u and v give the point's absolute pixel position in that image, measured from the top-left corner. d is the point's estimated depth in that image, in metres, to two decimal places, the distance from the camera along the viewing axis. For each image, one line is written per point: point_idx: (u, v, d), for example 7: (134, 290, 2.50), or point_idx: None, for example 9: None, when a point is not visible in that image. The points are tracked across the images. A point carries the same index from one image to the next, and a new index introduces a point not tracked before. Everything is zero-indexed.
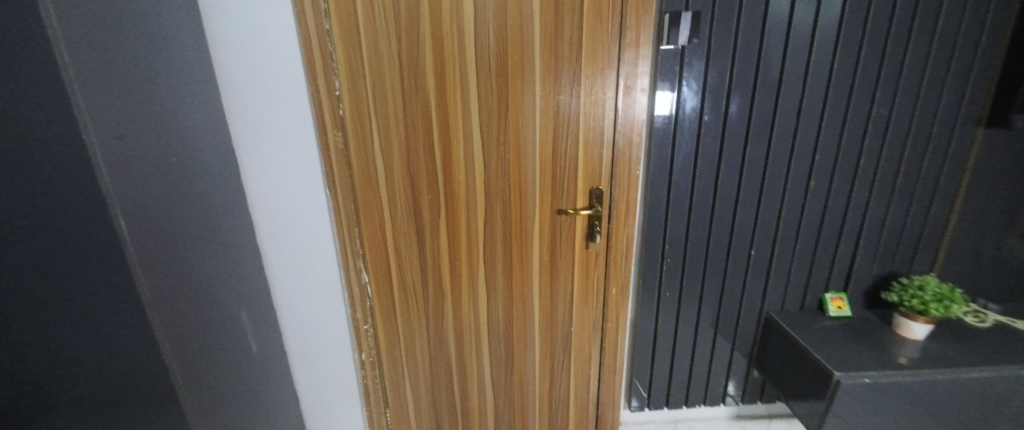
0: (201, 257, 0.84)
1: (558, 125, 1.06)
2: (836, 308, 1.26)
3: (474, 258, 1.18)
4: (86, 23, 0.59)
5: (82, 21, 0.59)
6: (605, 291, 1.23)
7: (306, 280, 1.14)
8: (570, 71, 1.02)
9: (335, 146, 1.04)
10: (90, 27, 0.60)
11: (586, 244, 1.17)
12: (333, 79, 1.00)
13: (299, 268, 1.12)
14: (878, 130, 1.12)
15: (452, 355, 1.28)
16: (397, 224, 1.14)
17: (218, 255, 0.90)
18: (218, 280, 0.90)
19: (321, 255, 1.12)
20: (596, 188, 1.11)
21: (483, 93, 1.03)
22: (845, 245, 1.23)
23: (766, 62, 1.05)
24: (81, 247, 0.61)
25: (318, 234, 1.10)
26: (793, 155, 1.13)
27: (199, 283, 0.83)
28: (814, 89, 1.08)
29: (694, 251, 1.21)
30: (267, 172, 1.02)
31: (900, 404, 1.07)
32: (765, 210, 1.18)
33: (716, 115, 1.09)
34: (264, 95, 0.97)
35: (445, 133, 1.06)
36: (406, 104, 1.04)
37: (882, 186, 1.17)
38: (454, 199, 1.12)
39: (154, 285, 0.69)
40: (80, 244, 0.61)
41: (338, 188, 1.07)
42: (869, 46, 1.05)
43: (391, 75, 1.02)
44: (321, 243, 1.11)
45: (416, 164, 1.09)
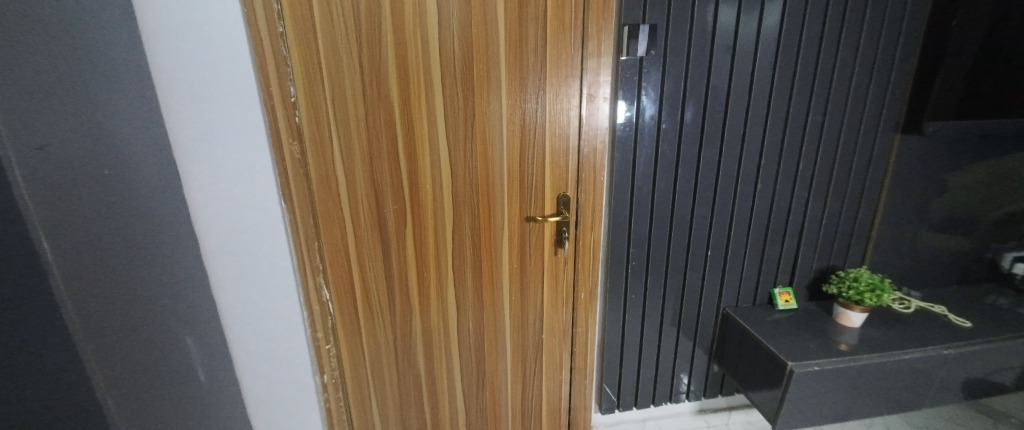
0: (129, 277, 0.77)
1: (525, 132, 1.07)
2: (784, 301, 1.36)
3: (442, 267, 1.15)
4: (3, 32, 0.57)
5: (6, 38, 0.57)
6: (574, 296, 1.24)
7: (257, 303, 1.04)
8: (535, 79, 1.04)
9: (292, 155, 0.99)
10: (9, 35, 0.58)
11: (555, 249, 1.18)
12: (289, 85, 0.95)
13: (249, 290, 1.03)
14: (813, 136, 1.22)
15: (421, 370, 1.24)
16: (360, 236, 1.09)
17: (156, 271, 0.84)
18: (155, 301, 0.83)
19: (275, 276, 1.03)
20: (563, 194, 1.13)
21: (448, 99, 1.02)
22: (790, 242, 1.33)
23: (717, 72, 1.12)
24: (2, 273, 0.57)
25: (271, 255, 1.01)
26: (742, 159, 1.21)
27: (125, 303, 0.75)
28: (758, 98, 1.16)
29: (656, 253, 1.26)
30: (206, 183, 0.93)
31: (844, 387, 1.16)
32: (719, 212, 1.25)
33: (673, 122, 1.14)
34: (206, 102, 0.87)
35: (411, 141, 1.04)
36: (368, 112, 1.01)
37: (819, 187, 1.28)
38: (421, 208, 1.09)
39: (80, 299, 0.65)
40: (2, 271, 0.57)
41: (296, 199, 1.02)
42: (804, 59, 1.15)
43: (351, 81, 0.98)
44: (275, 264, 1.02)
45: (380, 173, 1.05)
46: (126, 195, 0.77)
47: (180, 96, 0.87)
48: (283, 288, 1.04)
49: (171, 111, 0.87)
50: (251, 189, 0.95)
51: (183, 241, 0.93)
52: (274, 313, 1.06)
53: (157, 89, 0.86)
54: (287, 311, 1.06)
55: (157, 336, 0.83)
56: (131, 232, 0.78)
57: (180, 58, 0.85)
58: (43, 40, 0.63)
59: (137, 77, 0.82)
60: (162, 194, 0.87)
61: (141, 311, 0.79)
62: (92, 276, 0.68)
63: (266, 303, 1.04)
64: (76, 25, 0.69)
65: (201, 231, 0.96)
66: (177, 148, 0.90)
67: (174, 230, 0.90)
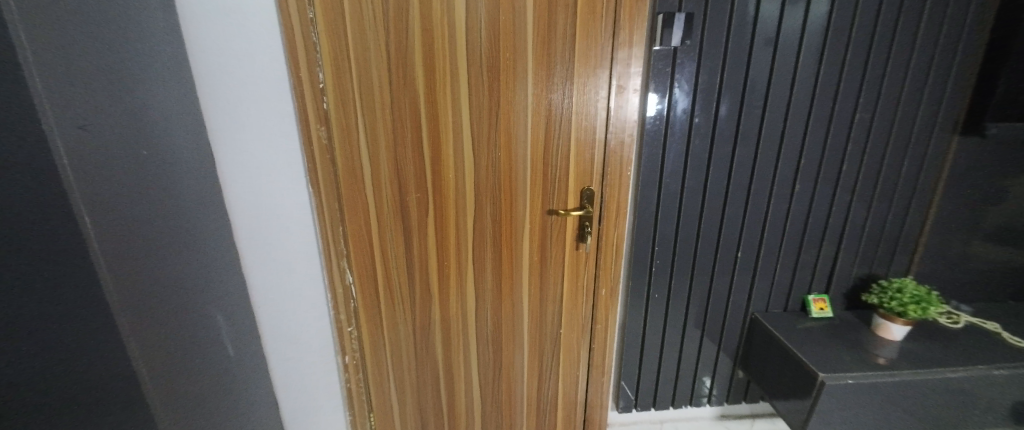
0: (161, 254, 0.80)
1: (550, 123, 1.05)
2: (819, 309, 1.28)
3: (462, 257, 1.15)
4: (56, 18, 0.60)
5: (52, 21, 0.59)
6: (594, 292, 1.21)
7: (284, 278, 1.10)
8: (563, 69, 1.01)
9: (319, 140, 1.00)
10: (60, 22, 0.61)
11: (576, 243, 1.15)
12: (317, 71, 0.96)
13: (277, 265, 1.08)
14: (860, 134, 1.14)
15: (439, 356, 1.25)
16: (383, 222, 1.10)
17: (188, 249, 0.88)
18: (187, 278, 0.87)
19: (299, 253, 1.08)
20: (587, 188, 1.10)
21: (474, 88, 1.01)
22: (827, 247, 1.25)
23: (756, 65, 1.06)
24: (53, 253, 0.61)
25: (296, 232, 1.06)
26: (780, 157, 1.14)
27: (155, 277, 0.78)
28: (801, 92, 1.09)
29: (682, 252, 1.22)
30: (236, 161, 0.98)
31: (880, 403, 1.09)
32: (751, 213, 1.19)
33: (707, 117, 1.09)
34: (240, 84, 0.92)
35: (435, 130, 1.04)
36: (394, 99, 1.01)
37: (863, 189, 1.19)
38: (443, 197, 1.09)
39: (118, 274, 0.68)
40: (53, 251, 0.61)
41: (321, 182, 1.04)
42: (854, 52, 1.07)
43: (378, 67, 0.98)
44: (301, 241, 1.07)
45: (404, 160, 1.06)
46: (163, 177, 0.81)
47: (216, 85, 0.91)
48: (307, 264, 1.10)
49: (207, 92, 0.92)
50: (281, 175, 1.01)
51: (214, 219, 0.96)
52: (300, 285, 1.12)
53: (196, 79, 0.91)
54: (311, 285, 1.12)
55: (186, 310, 0.86)
56: (164, 211, 0.81)
57: (218, 49, 0.89)
58: (89, 29, 0.66)
59: (173, 59, 0.85)
60: (196, 173, 0.91)
61: (173, 287, 0.83)
62: (128, 249, 0.71)
63: (293, 278, 1.11)
64: (120, 10, 0.72)
65: (234, 209, 1.01)
66: (213, 134, 0.95)
67: (204, 208, 0.93)
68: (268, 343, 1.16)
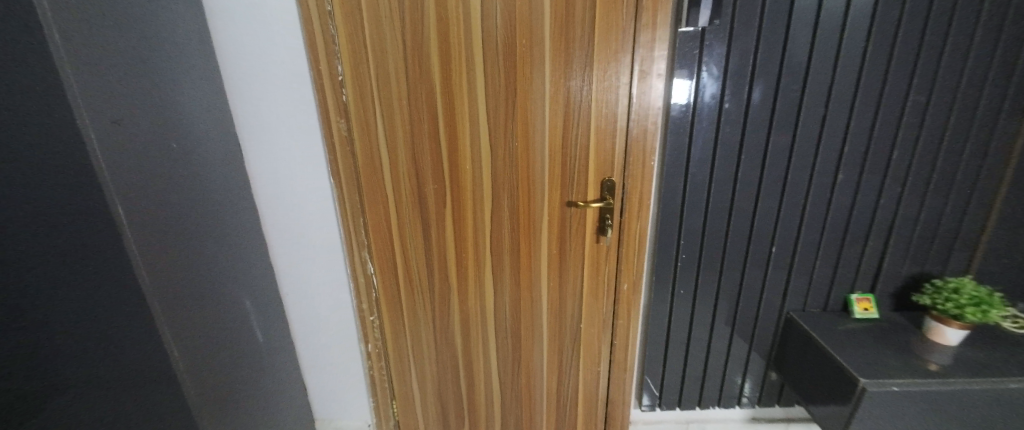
0: (193, 242, 0.84)
1: (568, 111, 1.01)
2: (863, 310, 1.18)
3: (480, 250, 1.14)
4: (91, 22, 0.64)
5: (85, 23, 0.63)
6: (616, 286, 1.17)
7: (309, 264, 1.15)
8: (582, 55, 0.97)
9: (340, 132, 1.02)
10: (95, 25, 0.64)
11: (597, 237, 1.12)
12: (336, 63, 0.97)
13: (303, 251, 1.13)
14: (914, 119, 1.03)
15: (458, 347, 1.25)
16: (402, 213, 1.11)
17: (217, 238, 0.92)
18: (216, 265, 0.91)
19: (323, 240, 1.13)
20: (607, 179, 1.06)
21: (491, 78, 0.99)
22: (874, 243, 1.15)
23: (795, 44, 0.97)
24: (95, 242, 0.66)
25: (320, 220, 1.10)
26: (820, 145, 1.05)
27: (186, 264, 0.81)
28: (845, 73, 1.00)
29: (710, 246, 1.15)
30: (264, 152, 1.03)
31: (930, 413, 1.00)
32: (787, 205, 1.11)
33: (738, 103, 1.01)
34: (267, 79, 0.98)
35: (452, 120, 1.03)
36: (411, 90, 1.01)
37: (917, 179, 1.08)
38: (460, 188, 1.08)
39: (150, 264, 0.72)
40: (95, 241, 0.66)
41: (342, 173, 1.06)
42: (908, 27, 0.96)
43: (394, 59, 0.98)
44: (325, 230, 1.12)
45: (422, 152, 1.05)
46: (194, 172, 0.85)
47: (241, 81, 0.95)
48: (330, 251, 1.14)
49: (237, 88, 0.98)
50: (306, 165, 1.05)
51: (244, 208, 1.01)
52: (325, 271, 1.16)
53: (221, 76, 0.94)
54: (335, 273, 1.16)
55: (216, 296, 0.90)
56: (195, 202, 0.85)
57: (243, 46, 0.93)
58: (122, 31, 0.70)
59: (199, 56, 0.89)
60: (223, 166, 0.94)
61: (203, 274, 0.87)
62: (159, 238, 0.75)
63: (318, 264, 1.15)
64: (148, 11, 0.75)
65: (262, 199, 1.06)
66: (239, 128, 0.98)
67: (231, 199, 0.97)
68: (295, 329, 1.20)
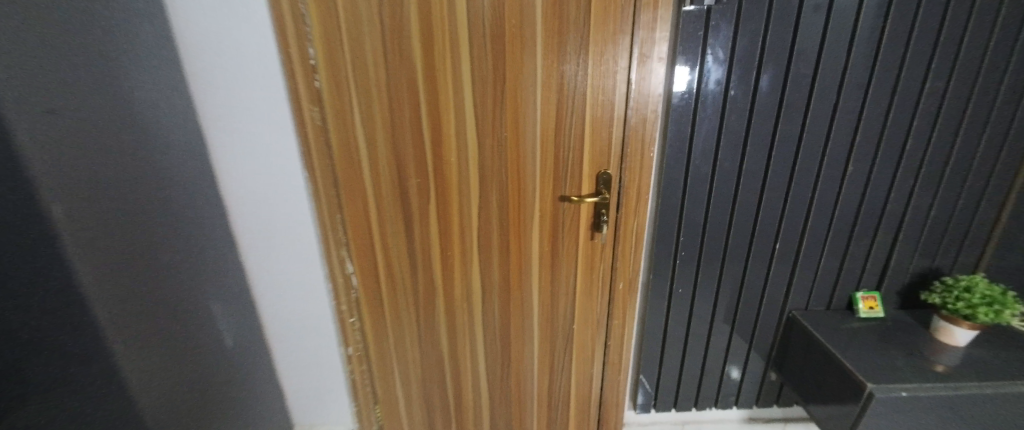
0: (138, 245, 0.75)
1: (562, 99, 0.93)
2: (868, 309, 1.13)
3: (467, 248, 1.07)
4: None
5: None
6: (611, 286, 1.11)
7: (284, 264, 1.06)
8: (576, 37, 0.89)
9: (312, 121, 0.93)
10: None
11: (592, 234, 1.05)
12: (307, 44, 0.88)
13: (277, 251, 1.04)
14: (931, 108, 0.97)
15: (445, 350, 1.19)
16: (383, 210, 1.03)
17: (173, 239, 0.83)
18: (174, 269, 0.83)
19: (299, 239, 1.04)
20: (603, 172, 0.99)
21: (478, 62, 0.91)
22: (882, 239, 1.09)
23: (808, 26, 0.90)
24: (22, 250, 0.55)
25: (294, 216, 1.01)
26: (830, 136, 0.99)
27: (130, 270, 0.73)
28: (861, 58, 0.93)
29: (711, 243, 1.09)
30: (230, 143, 0.93)
31: (938, 418, 0.96)
32: (793, 200, 1.05)
33: (744, 89, 0.94)
34: (229, 60, 0.87)
35: (435, 109, 0.94)
36: (390, 75, 0.92)
37: (930, 172, 1.03)
38: (445, 183, 1.00)
39: (92, 262, 0.65)
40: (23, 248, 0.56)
41: (317, 166, 0.97)
42: (929, 7, 0.89)
43: (371, 40, 0.89)
44: (301, 227, 1.03)
45: (403, 143, 0.97)
46: (144, 161, 0.78)
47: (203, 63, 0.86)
48: (306, 250, 1.05)
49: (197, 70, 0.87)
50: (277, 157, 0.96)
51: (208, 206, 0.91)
52: (301, 272, 1.07)
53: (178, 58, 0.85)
54: (312, 273, 1.08)
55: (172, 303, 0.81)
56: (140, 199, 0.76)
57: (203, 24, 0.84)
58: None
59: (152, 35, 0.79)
60: (180, 157, 0.85)
61: (155, 279, 0.78)
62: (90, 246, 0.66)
63: (295, 265, 1.06)
64: None
65: (229, 194, 0.97)
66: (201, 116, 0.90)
67: (190, 195, 0.88)
68: (271, 332, 1.13)
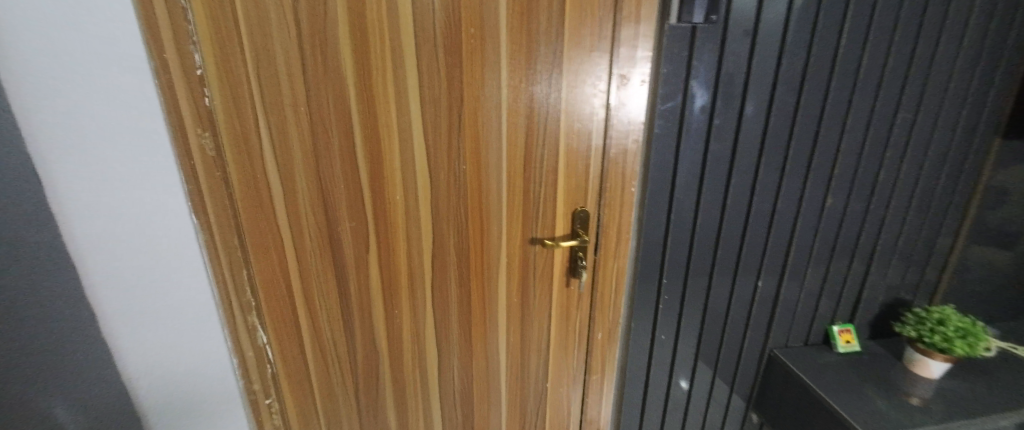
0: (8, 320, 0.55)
1: (532, 125, 0.79)
2: (846, 342, 1.09)
3: (418, 305, 0.87)
4: None
5: None
6: (588, 337, 0.96)
7: (167, 339, 0.77)
8: (548, 53, 0.75)
9: (202, 153, 0.69)
10: None
11: (567, 280, 0.90)
12: (190, 49, 0.64)
13: (158, 323, 0.75)
14: (901, 137, 0.97)
15: (392, 426, 0.97)
16: (307, 264, 0.80)
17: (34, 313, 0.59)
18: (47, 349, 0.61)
19: (192, 306, 0.76)
20: (580, 210, 0.85)
21: (427, 79, 0.73)
22: (856, 269, 1.08)
23: (790, 51, 0.84)
24: None
25: (186, 277, 0.74)
26: (812, 166, 0.94)
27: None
28: (842, 84, 0.90)
29: (695, 283, 0.99)
30: (69, 178, 0.63)
31: None
32: (775, 233, 0.99)
33: (730, 116, 0.86)
34: (66, 56, 0.58)
35: (373, 136, 0.74)
36: (312, 93, 0.71)
37: (900, 200, 1.03)
38: (389, 228, 0.80)
39: None
40: None
41: (211, 211, 0.73)
42: (902, 37, 0.89)
43: (285, 47, 0.68)
44: (195, 291, 0.76)
45: (331, 179, 0.75)
46: None
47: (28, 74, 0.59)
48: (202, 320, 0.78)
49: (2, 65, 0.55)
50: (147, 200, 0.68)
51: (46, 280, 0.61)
52: (195, 348, 0.79)
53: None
54: (212, 350, 0.80)
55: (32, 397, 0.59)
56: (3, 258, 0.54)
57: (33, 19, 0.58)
58: None
59: None
60: (15, 211, 0.57)
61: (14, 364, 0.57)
62: None
63: (187, 339, 0.78)
64: None
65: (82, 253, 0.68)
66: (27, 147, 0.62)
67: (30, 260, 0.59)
68: None
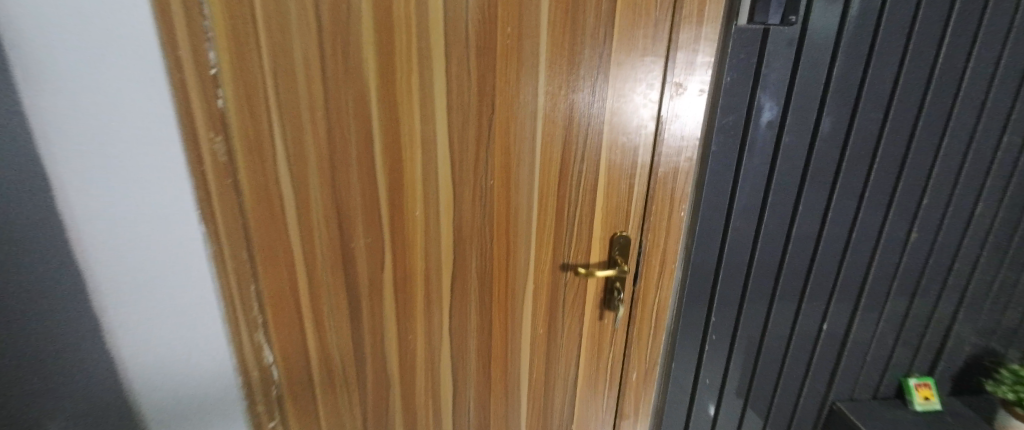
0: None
1: (571, 138, 0.70)
2: (924, 399, 0.95)
3: (435, 332, 0.79)
4: None
5: None
6: (623, 376, 0.86)
7: (164, 345, 0.72)
8: (593, 57, 0.66)
9: (213, 158, 0.65)
10: None
11: (601, 312, 0.80)
12: (205, 44, 0.60)
13: (156, 327, 0.70)
14: (1007, 165, 0.83)
15: None
16: (317, 281, 0.73)
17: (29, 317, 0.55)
18: (42, 345, 0.57)
19: (192, 310, 0.72)
20: (620, 235, 0.75)
21: (456, 84, 0.65)
22: (941, 315, 0.94)
23: (879, 61, 0.72)
24: None
25: (188, 280, 0.70)
26: (896, 194, 0.82)
27: None
28: (937, 101, 0.77)
29: (748, 321, 0.87)
30: (74, 166, 0.60)
31: None
32: (846, 269, 0.87)
33: (802, 134, 0.75)
34: (91, 42, 0.56)
35: (394, 146, 0.67)
36: (330, 97, 0.64)
37: (1000, 238, 0.88)
38: (406, 246, 0.72)
39: None
40: None
41: (219, 222, 0.68)
42: (1015, 48, 0.75)
43: (304, 45, 0.62)
44: (201, 303, 0.72)
45: (347, 192, 0.69)
46: None
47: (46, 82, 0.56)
48: (203, 326, 0.73)
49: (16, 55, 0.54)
50: (161, 209, 0.65)
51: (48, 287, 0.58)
52: (195, 356, 0.74)
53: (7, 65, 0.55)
54: (213, 363, 0.75)
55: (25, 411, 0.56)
56: None
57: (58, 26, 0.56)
58: None
59: None
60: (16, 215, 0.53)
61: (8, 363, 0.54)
62: None
63: (184, 345, 0.73)
64: None
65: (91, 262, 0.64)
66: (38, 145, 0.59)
67: (29, 256, 0.55)
68: None
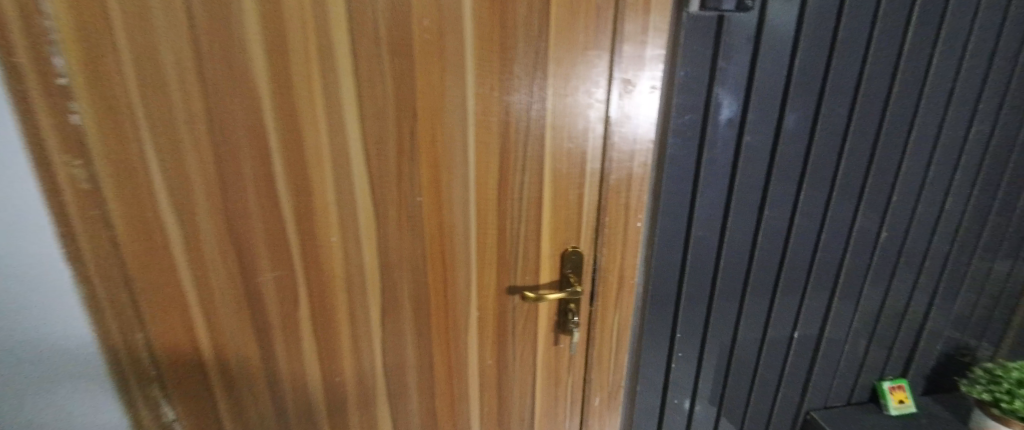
0: None
1: (509, 146, 0.61)
2: (898, 403, 0.91)
3: (368, 371, 0.69)
4: None
5: None
6: (585, 403, 0.78)
7: (35, 396, 0.59)
8: (529, 52, 0.57)
9: (74, 186, 0.52)
10: None
11: (556, 335, 0.73)
12: (47, 47, 0.47)
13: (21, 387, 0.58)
14: (974, 159, 0.80)
15: None
16: (220, 325, 0.62)
17: None
18: None
19: (65, 362, 0.58)
20: (572, 251, 0.67)
21: (369, 88, 0.55)
22: (913, 315, 0.90)
23: (843, 51, 0.67)
24: None
25: (55, 327, 0.57)
26: (864, 192, 0.77)
27: None
28: (903, 93, 0.72)
29: (717, 334, 0.81)
30: None
31: None
32: (816, 274, 0.82)
33: (765, 132, 0.68)
34: None
35: (298, 163, 0.56)
36: (214, 108, 0.53)
37: (968, 234, 0.85)
38: (324, 278, 0.62)
39: None
40: None
41: (91, 265, 0.55)
42: (980, 37, 0.72)
43: (173, 46, 0.50)
44: (78, 359, 0.59)
45: (246, 220, 0.58)
46: None
47: None
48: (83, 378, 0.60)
49: None
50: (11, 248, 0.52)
51: None
52: (73, 415, 0.61)
53: None
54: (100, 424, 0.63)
55: None
56: None
57: None
58: None
59: None
60: None
61: None
62: None
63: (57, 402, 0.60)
64: None
65: None
66: None
67: None
68: None
